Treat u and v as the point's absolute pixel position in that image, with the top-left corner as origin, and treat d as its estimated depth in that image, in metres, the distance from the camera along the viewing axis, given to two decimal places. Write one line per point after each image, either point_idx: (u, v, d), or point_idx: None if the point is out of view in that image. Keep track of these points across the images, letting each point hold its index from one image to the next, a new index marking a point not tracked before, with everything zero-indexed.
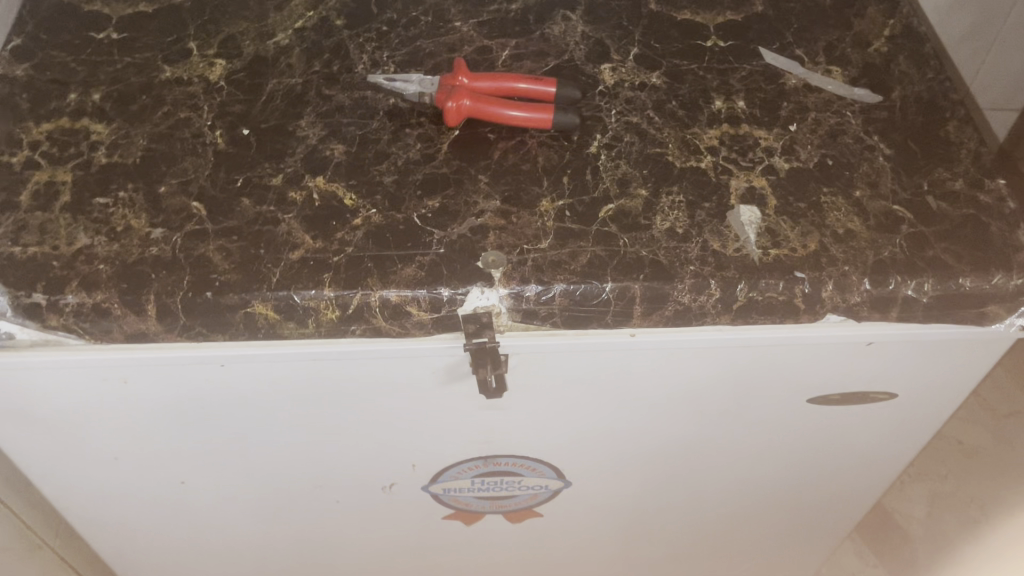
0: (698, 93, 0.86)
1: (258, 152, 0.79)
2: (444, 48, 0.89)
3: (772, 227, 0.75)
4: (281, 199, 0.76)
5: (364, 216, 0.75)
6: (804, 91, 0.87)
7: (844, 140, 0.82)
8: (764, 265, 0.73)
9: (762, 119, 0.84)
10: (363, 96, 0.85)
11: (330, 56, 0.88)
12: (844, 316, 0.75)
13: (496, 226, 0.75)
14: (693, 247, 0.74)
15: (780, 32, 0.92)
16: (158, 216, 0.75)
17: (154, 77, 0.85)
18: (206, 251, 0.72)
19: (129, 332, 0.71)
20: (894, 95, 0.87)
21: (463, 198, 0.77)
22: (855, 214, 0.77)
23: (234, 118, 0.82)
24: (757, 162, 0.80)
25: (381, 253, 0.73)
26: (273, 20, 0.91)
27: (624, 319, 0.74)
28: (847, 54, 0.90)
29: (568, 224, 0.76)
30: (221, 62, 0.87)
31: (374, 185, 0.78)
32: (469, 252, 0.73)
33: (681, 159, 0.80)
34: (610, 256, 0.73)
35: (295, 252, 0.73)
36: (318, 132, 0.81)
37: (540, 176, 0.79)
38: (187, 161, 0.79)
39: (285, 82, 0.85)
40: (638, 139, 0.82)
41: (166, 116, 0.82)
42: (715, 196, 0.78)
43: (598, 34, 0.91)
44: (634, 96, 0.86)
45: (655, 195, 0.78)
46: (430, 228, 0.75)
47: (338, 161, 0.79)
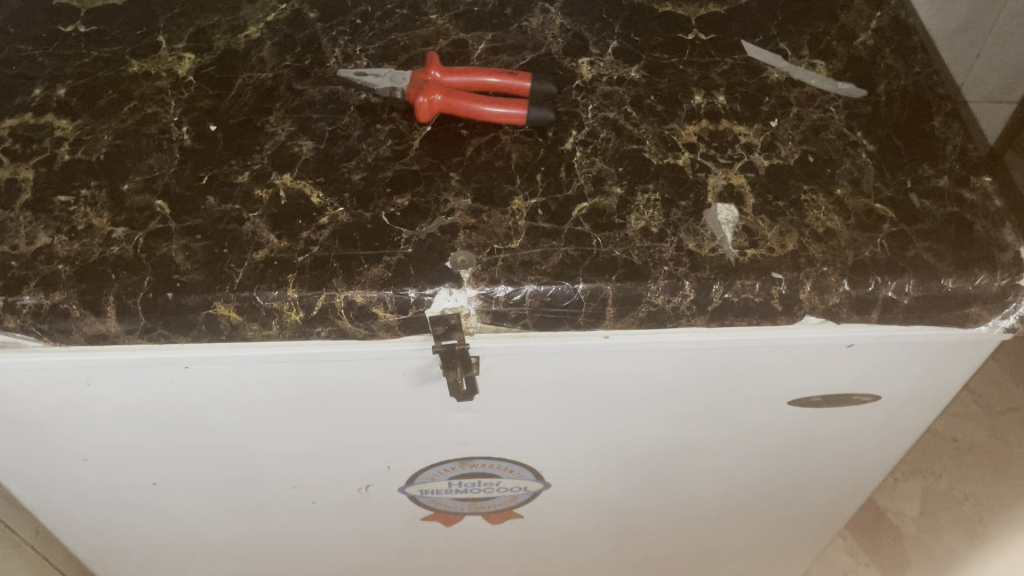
0: (677, 88, 0.84)
1: (225, 148, 0.78)
2: (419, 42, 0.87)
3: (750, 226, 0.73)
4: (247, 197, 0.74)
5: (331, 215, 0.73)
6: (786, 85, 0.84)
7: (827, 136, 0.80)
8: (740, 265, 0.71)
9: (742, 114, 0.82)
10: (334, 91, 0.82)
11: (302, 49, 0.86)
12: (823, 318, 0.73)
13: (466, 225, 0.73)
14: (667, 246, 0.72)
15: (763, 25, 0.90)
16: (120, 215, 0.73)
17: (122, 71, 0.83)
18: (168, 250, 0.71)
19: (89, 334, 0.69)
20: (879, 89, 0.84)
21: (433, 195, 0.75)
22: (835, 212, 0.75)
23: (202, 113, 0.80)
24: (736, 158, 0.78)
25: (348, 252, 0.71)
26: (246, 13, 0.89)
27: (597, 321, 0.72)
28: (832, 47, 0.88)
29: (541, 222, 0.74)
30: (191, 56, 0.85)
31: (343, 182, 0.76)
32: (437, 252, 0.71)
33: (659, 155, 0.79)
34: (583, 256, 0.71)
35: (259, 251, 0.71)
36: (287, 128, 0.79)
37: (513, 174, 0.77)
38: (152, 157, 0.77)
39: (255, 76, 0.83)
40: (615, 134, 0.80)
41: (132, 111, 0.80)
42: (691, 194, 0.76)
43: (578, 27, 0.89)
44: (611, 91, 0.84)
45: (630, 193, 0.76)
46: (399, 226, 0.73)
47: (307, 158, 0.77)
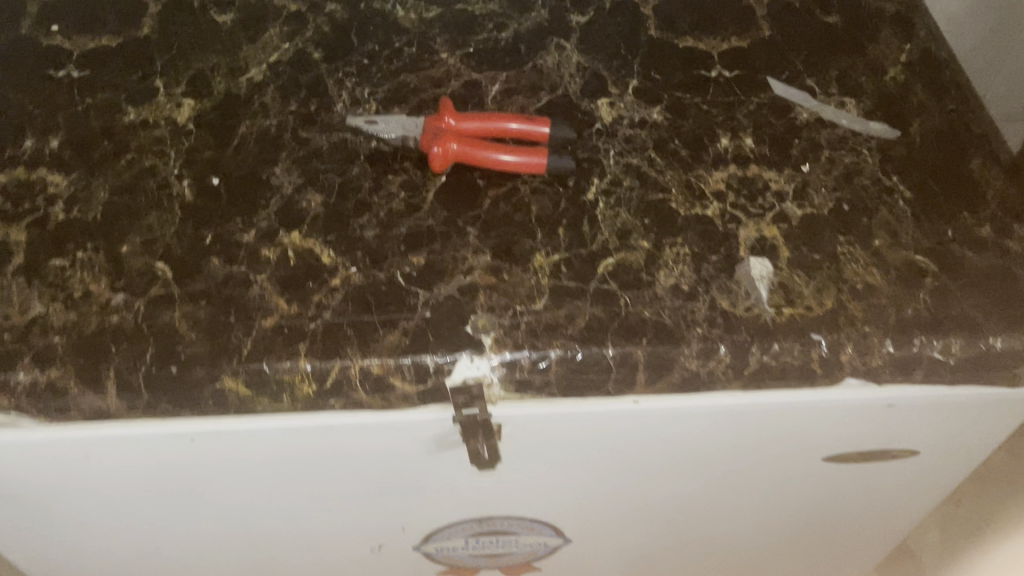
0: (702, 130, 0.80)
1: (229, 204, 0.73)
2: (429, 84, 0.83)
3: (785, 283, 0.70)
4: (253, 258, 0.70)
5: (344, 276, 0.69)
6: (816, 126, 0.81)
7: (861, 181, 0.77)
8: (777, 327, 0.67)
9: (772, 158, 0.78)
10: (342, 139, 0.78)
11: (306, 93, 0.82)
12: (864, 380, 0.69)
13: (486, 284, 0.69)
14: (699, 306, 0.68)
15: (788, 59, 0.86)
16: (119, 279, 0.69)
17: (117, 120, 0.79)
18: (171, 319, 0.66)
19: (88, 410, 0.65)
20: (913, 129, 0.81)
21: (450, 253, 0.71)
22: (873, 266, 0.71)
23: (203, 165, 0.76)
24: (768, 208, 0.75)
25: (362, 318, 0.67)
26: (246, 53, 0.85)
27: (626, 387, 0.68)
28: (862, 83, 0.84)
29: (564, 280, 0.70)
30: (190, 102, 0.81)
31: (354, 240, 0.72)
32: (457, 315, 0.67)
33: (686, 206, 0.75)
34: (611, 318, 0.68)
35: (268, 318, 0.67)
36: (294, 180, 0.75)
37: (533, 228, 0.73)
38: (152, 214, 0.72)
39: (258, 123, 0.79)
40: (639, 183, 0.76)
41: (129, 164, 0.76)
42: (722, 247, 0.72)
43: (595, 64, 0.85)
44: (633, 134, 0.80)
45: (658, 247, 0.72)
46: (415, 287, 0.69)
47: (316, 214, 0.73)
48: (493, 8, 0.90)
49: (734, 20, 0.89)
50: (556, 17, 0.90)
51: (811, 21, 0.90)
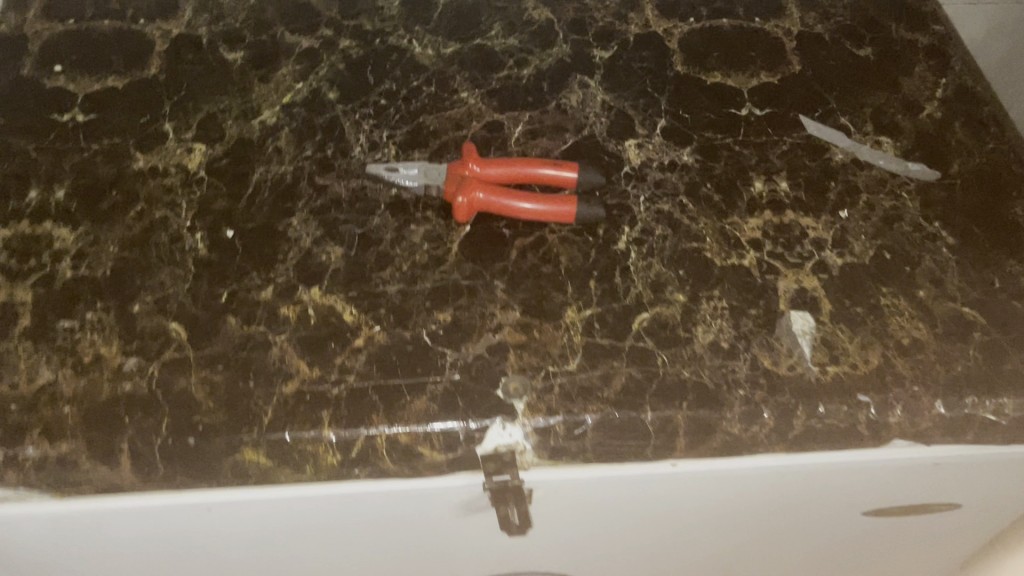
0: (734, 173, 0.77)
1: (245, 259, 0.70)
2: (450, 125, 0.80)
3: (828, 339, 0.67)
4: (272, 317, 0.67)
5: (367, 336, 0.66)
6: (852, 168, 0.78)
7: (902, 227, 0.74)
8: (822, 387, 0.65)
9: (808, 203, 0.75)
10: (361, 186, 0.75)
11: (323, 136, 0.79)
12: (912, 440, 0.66)
13: (517, 342, 0.66)
14: (739, 366, 0.66)
15: (821, 96, 0.83)
16: (131, 342, 0.65)
17: (126, 168, 0.76)
18: (187, 385, 0.63)
19: (100, 483, 0.62)
20: (953, 170, 0.78)
21: (477, 309, 0.68)
22: (919, 319, 0.68)
23: (216, 216, 0.73)
24: (806, 257, 0.72)
25: (387, 382, 0.64)
26: (258, 94, 0.82)
27: (665, 451, 0.65)
28: (897, 121, 0.82)
29: (598, 337, 0.67)
30: (201, 147, 0.78)
31: (377, 296, 0.69)
32: (486, 378, 0.64)
33: (722, 255, 0.72)
34: (648, 379, 0.65)
35: (290, 383, 0.64)
36: (312, 232, 0.72)
37: (563, 281, 0.70)
38: (164, 271, 0.69)
39: (273, 170, 0.76)
40: (671, 230, 0.73)
41: (138, 215, 0.72)
42: (761, 300, 0.69)
43: (621, 103, 0.82)
44: (663, 178, 0.77)
45: (694, 300, 0.69)
46: (441, 347, 0.66)
47: (336, 267, 0.70)
48: (513, 43, 0.87)
49: (762, 54, 0.87)
50: (579, 52, 0.87)
51: (842, 54, 0.87)
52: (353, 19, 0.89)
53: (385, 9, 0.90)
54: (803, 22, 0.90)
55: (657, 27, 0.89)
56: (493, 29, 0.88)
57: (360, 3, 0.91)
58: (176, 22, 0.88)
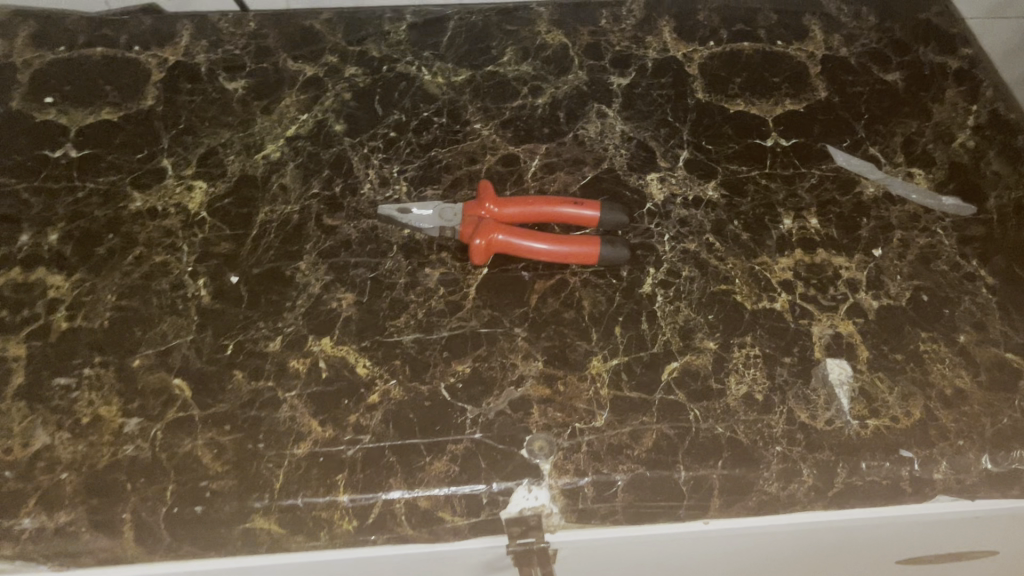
0: (762, 209, 0.74)
1: (251, 307, 0.67)
2: (463, 160, 0.76)
3: (867, 389, 0.64)
4: (281, 371, 0.63)
5: (382, 390, 0.63)
6: (884, 202, 0.75)
7: (939, 267, 0.71)
8: (863, 442, 0.62)
9: (840, 241, 0.72)
10: (372, 227, 0.71)
11: (330, 172, 0.75)
12: (956, 495, 0.63)
13: (541, 396, 0.63)
14: (775, 420, 0.62)
15: (848, 125, 0.80)
16: (132, 400, 0.61)
17: (123, 208, 0.72)
18: (193, 447, 0.59)
19: (102, 553, 0.58)
20: (989, 204, 0.75)
21: (497, 359, 0.64)
22: (961, 367, 0.65)
23: (220, 260, 0.69)
24: (840, 299, 0.69)
25: (405, 441, 0.60)
26: (261, 126, 0.78)
27: (699, 511, 0.62)
28: (928, 151, 0.79)
29: (626, 390, 0.63)
30: (202, 185, 0.74)
31: (391, 346, 0.65)
32: (510, 435, 0.61)
33: (752, 298, 0.69)
34: (681, 435, 0.61)
35: (302, 444, 0.60)
36: (322, 276, 0.68)
37: (587, 328, 0.67)
38: (165, 321, 0.65)
39: (279, 210, 0.72)
40: (699, 271, 0.70)
41: (137, 261, 0.69)
42: (796, 347, 0.66)
43: (641, 133, 0.79)
44: (688, 215, 0.73)
45: (726, 348, 0.66)
46: (461, 402, 0.62)
47: (348, 315, 0.66)
48: (526, 70, 0.84)
49: (786, 81, 0.84)
50: (596, 79, 0.83)
51: (868, 80, 0.84)
52: (359, 44, 0.85)
53: (392, 34, 0.86)
54: (826, 46, 0.87)
55: (675, 51, 0.86)
56: (505, 55, 0.85)
57: (366, 27, 0.87)
58: (173, 49, 0.84)
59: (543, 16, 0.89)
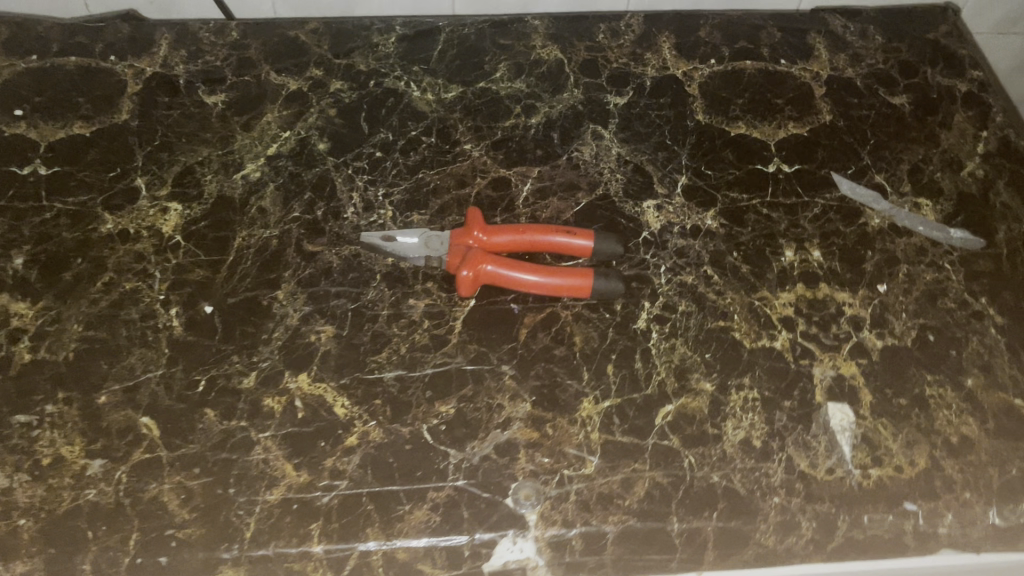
0: (763, 240, 0.71)
1: (225, 340, 0.63)
2: (452, 183, 0.73)
3: (870, 437, 0.61)
4: (254, 410, 0.60)
5: (361, 433, 0.59)
6: (889, 234, 0.72)
7: (946, 304, 0.68)
8: (864, 494, 0.59)
9: (843, 275, 0.69)
10: (354, 253, 0.68)
11: (312, 194, 0.72)
12: (962, 548, 0.60)
13: (528, 440, 0.60)
14: (773, 468, 0.59)
15: (853, 151, 0.77)
16: (95, 441, 0.58)
17: (92, 231, 0.68)
18: (159, 492, 0.56)
19: None
20: (998, 237, 0.72)
21: (483, 399, 0.61)
22: (967, 413, 0.62)
23: (193, 289, 0.66)
24: (843, 339, 0.66)
25: (383, 488, 0.57)
26: (241, 144, 0.74)
27: (692, 563, 0.59)
28: (936, 180, 0.75)
29: (617, 434, 0.60)
30: (177, 206, 0.70)
31: (372, 384, 0.62)
32: (494, 483, 0.58)
33: (751, 336, 0.65)
34: (674, 484, 0.58)
35: (275, 489, 0.57)
36: (300, 307, 0.65)
37: (578, 366, 0.63)
38: (134, 354, 0.62)
39: (257, 234, 0.69)
40: (696, 306, 0.67)
41: (106, 288, 0.65)
42: (796, 390, 0.63)
43: (638, 157, 0.76)
44: (686, 246, 0.70)
45: (723, 390, 0.63)
46: (443, 446, 0.59)
47: (327, 349, 0.63)
48: (520, 87, 0.80)
49: (790, 103, 0.80)
50: (592, 98, 0.80)
51: (874, 103, 0.81)
52: (346, 57, 0.81)
53: (381, 46, 0.82)
54: (832, 66, 0.84)
55: (675, 69, 0.82)
56: (498, 70, 0.81)
57: (353, 38, 0.83)
58: (150, 59, 0.80)
59: (539, 29, 0.85)
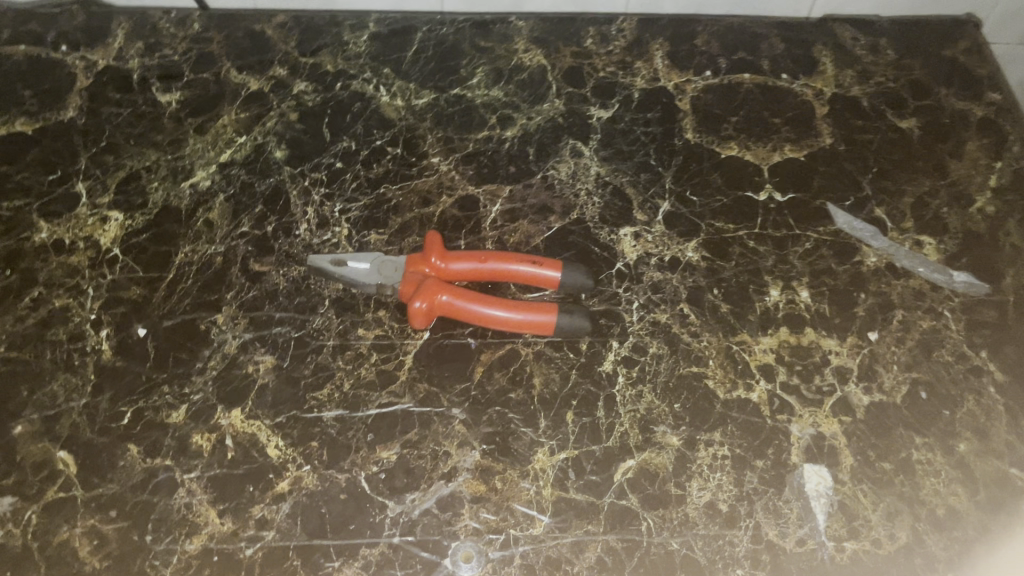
0: (747, 277, 0.65)
1: (156, 368, 0.59)
2: (416, 200, 0.68)
3: (848, 505, 0.56)
4: (181, 448, 0.56)
5: (294, 478, 0.55)
6: (886, 275, 0.66)
7: (943, 357, 0.62)
8: (836, 570, 0.54)
9: (832, 320, 0.64)
10: (303, 276, 0.63)
11: (264, 207, 0.67)
12: None
13: (473, 494, 0.55)
14: (737, 536, 0.55)
15: (852, 180, 0.71)
16: (7, 475, 0.55)
17: (26, 241, 0.64)
18: (70, 537, 0.52)
19: None
20: (1005, 283, 0.66)
21: (429, 446, 0.57)
22: (957, 484, 0.57)
23: (127, 309, 0.61)
24: (826, 392, 0.60)
25: (312, 542, 0.53)
26: (192, 148, 0.70)
27: None
28: (942, 216, 0.69)
29: (571, 491, 0.56)
30: (118, 216, 0.66)
31: (310, 424, 0.57)
32: (433, 541, 0.53)
33: (726, 385, 0.60)
34: (629, 551, 0.53)
35: (196, 538, 0.53)
36: (240, 334, 0.60)
37: (535, 412, 0.59)
38: (57, 380, 0.58)
39: (200, 250, 0.64)
40: (668, 349, 0.61)
41: (34, 305, 0.61)
42: (770, 448, 0.58)
43: (619, 178, 0.70)
44: (663, 280, 0.65)
45: (690, 445, 0.58)
46: (381, 497, 0.55)
47: (264, 383, 0.59)
48: (496, 96, 0.75)
49: (787, 123, 0.74)
50: (574, 110, 0.74)
51: (879, 127, 0.75)
52: (313, 56, 0.76)
53: (351, 45, 0.77)
54: (837, 83, 0.77)
55: (667, 81, 0.77)
56: (475, 76, 0.76)
57: (322, 35, 0.78)
58: (104, 50, 0.75)
59: (522, 31, 0.79)
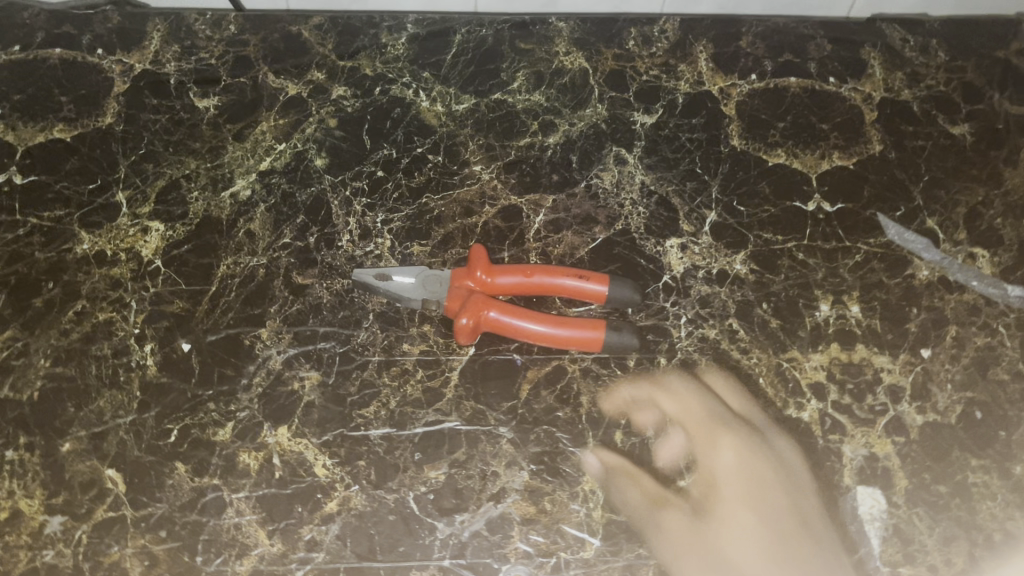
0: (797, 291, 0.64)
1: (201, 384, 0.58)
2: (458, 210, 0.67)
3: (902, 530, 0.55)
4: (229, 467, 0.56)
5: (343, 498, 0.55)
6: (940, 289, 0.64)
7: (998, 376, 0.61)
8: None
9: (884, 336, 0.62)
10: (346, 289, 0.63)
11: (305, 218, 0.66)
12: None
13: (523, 516, 0.55)
14: (793, 556, 0.54)
15: (903, 189, 0.70)
16: (57, 494, 0.54)
17: (68, 252, 0.64)
18: (121, 557, 0.53)
19: None
20: None
21: (477, 466, 0.56)
22: (1014, 507, 0.56)
23: (171, 323, 0.61)
24: (880, 411, 0.59)
25: (363, 564, 0.53)
26: (232, 156, 0.69)
27: None
28: (996, 227, 0.68)
29: (621, 513, 0.55)
30: (159, 226, 0.65)
31: (357, 442, 0.57)
32: (484, 564, 0.53)
33: (777, 403, 0.59)
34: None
35: (246, 559, 0.53)
36: (284, 349, 0.60)
37: (583, 431, 0.58)
38: (103, 396, 0.58)
39: (242, 262, 0.64)
40: (717, 366, 0.60)
41: (77, 318, 0.61)
42: (823, 470, 0.57)
43: (664, 187, 0.69)
44: (711, 294, 0.64)
45: (741, 466, 0.57)
46: (430, 518, 0.54)
47: (310, 400, 0.58)
48: (538, 101, 0.73)
49: (836, 129, 0.73)
50: (617, 115, 0.73)
51: (931, 132, 0.73)
52: (351, 58, 0.75)
53: (389, 48, 0.76)
54: (886, 86, 0.75)
55: (711, 85, 0.75)
56: (516, 80, 0.74)
57: (359, 36, 0.76)
58: (140, 54, 0.74)
59: (564, 32, 0.77)
